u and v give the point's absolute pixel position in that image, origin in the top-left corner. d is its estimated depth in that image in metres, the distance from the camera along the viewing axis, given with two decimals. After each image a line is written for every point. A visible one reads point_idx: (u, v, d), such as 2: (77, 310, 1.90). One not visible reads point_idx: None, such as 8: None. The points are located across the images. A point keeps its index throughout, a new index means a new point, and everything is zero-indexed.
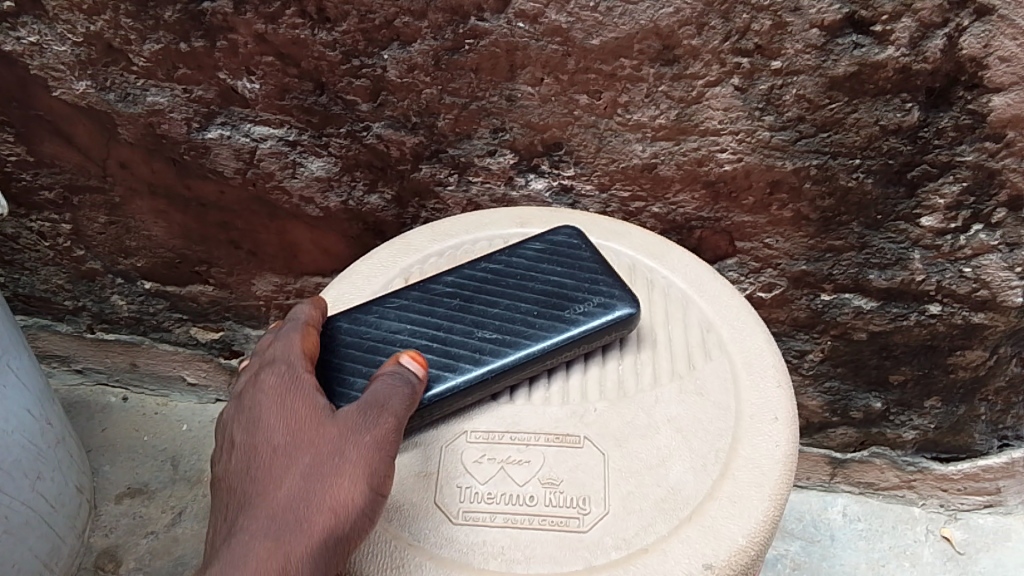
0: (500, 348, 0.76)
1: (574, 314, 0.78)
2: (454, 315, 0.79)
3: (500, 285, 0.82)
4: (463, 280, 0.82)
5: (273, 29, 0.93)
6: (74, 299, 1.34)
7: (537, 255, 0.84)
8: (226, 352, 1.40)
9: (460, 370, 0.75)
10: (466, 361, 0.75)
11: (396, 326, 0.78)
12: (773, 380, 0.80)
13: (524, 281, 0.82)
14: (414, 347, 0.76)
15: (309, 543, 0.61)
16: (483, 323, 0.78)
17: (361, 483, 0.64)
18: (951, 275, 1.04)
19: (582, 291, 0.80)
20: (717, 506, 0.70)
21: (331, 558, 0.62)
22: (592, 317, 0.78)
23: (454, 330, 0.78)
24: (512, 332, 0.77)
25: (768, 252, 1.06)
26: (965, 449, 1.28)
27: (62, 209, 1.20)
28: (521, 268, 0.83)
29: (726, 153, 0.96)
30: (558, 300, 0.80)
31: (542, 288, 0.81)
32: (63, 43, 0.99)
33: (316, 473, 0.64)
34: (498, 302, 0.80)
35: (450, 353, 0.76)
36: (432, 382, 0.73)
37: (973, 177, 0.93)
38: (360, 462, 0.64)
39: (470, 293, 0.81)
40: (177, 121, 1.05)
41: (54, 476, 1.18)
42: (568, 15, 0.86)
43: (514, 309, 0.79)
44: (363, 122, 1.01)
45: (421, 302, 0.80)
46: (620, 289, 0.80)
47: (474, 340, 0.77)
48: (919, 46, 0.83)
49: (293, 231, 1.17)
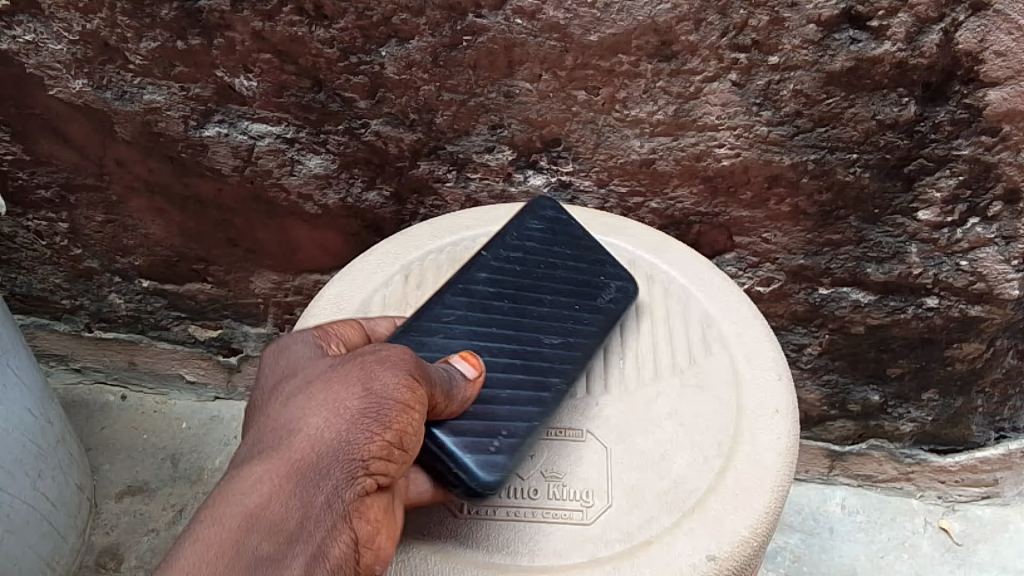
0: (570, 351, 0.77)
1: (606, 302, 0.82)
2: (508, 320, 0.77)
3: (533, 277, 0.81)
4: (498, 277, 0.80)
5: (270, 27, 0.93)
6: (72, 298, 1.34)
7: (541, 237, 0.85)
8: (224, 349, 1.40)
9: (553, 387, 0.74)
10: (553, 374, 0.74)
11: (467, 345, 0.73)
12: (774, 374, 0.80)
13: (550, 269, 0.82)
14: (499, 365, 0.73)
15: (297, 458, 0.53)
16: (544, 327, 0.77)
17: (357, 393, 0.57)
18: (948, 269, 1.04)
19: (601, 277, 0.84)
20: (719, 499, 0.71)
21: (328, 472, 0.54)
22: (621, 305, 0.83)
23: (522, 338, 0.76)
24: (572, 332, 0.78)
25: (766, 247, 1.07)
26: (962, 441, 1.29)
27: (59, 207, 1.20)
28: (538, 253, 0.83)
29: (724, 148, 0.96)
30: (585, 289, 0.82)
31: (567, 277, 0.82)
32: (59, 41, 0.99)
33: (310, 402, 0.57)
34: (541, 300, 0.80)
35: (535, 368, 0.74)
36: (537, 405, 0.72)
37: (970, 171, 0.94)
38: (354, 371, 0.59)
39: (513, 293, 0.79)
40: (175, 119, 1.04)
41: (54, 475, 1.18)
42: (565, 12, 0.86)
43: (558, 305, 0.80)
44: (361, 119, 1.01)
45: (472, 310, 0.76)
46: (622, 269, 0.85)
47: (546, 349, 0.76)
48: (915, 41, 0.84)
49: (292, 229, 1.17)
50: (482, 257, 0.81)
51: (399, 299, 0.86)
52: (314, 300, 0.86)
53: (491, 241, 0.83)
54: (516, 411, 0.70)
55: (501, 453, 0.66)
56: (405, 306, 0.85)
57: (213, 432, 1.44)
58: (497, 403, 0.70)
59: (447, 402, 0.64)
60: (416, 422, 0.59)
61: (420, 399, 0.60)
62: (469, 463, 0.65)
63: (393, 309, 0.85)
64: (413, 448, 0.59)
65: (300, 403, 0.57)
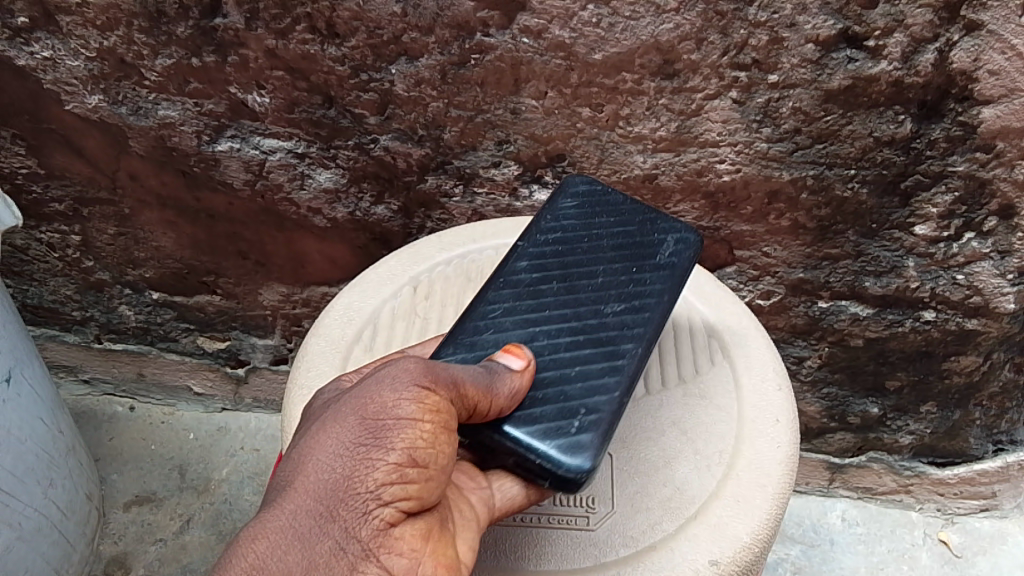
0: (638, 313, 0.72)
1: (666, 258, 0.77)
2: (563, 300, 0.73)
3: (579, 253, 0.77)
4: (541, 260, 0.76)
5: (283, 45, 0.95)
6: (82, 310, 1.36)
7: (580, 214, 0.81)
8: (232, 361, 1.41)
9: (628, 353, 0.69)
10: (624, 341, 0.70)
11: (525, 334, 0.70)
12: (774, 384, 0.82)
13: (596, 241, 0.78)
14: (563, 345, 0.69)
15: (300, 499, 0.54)
16: (602, 297, 0.73)
17: (349, 425, 0.56)
18: (944, 283, 1.06)
19: (653, 235, 0.79)
20: (721, 505, 0.72)
21: (335, 513, 0.54)
22: (684, 256, 0.77)
23: (582, 313, 0.72)
24: (634, 295, 0.73)
25: (766, 260, 1.09)
26: (960, 453, 1.30)
27: (72, 220, 1.22)
28: (579, 229, 0.79)
29: (725, 164, 0.98)
30: (640, 251, 0.77)
31: (616, 244, 0.78)
32: (77, 58, 1.01)
33: (313, 435, 0.57)
34: (594, 272, 0.75)
35: (602, 339, 0.70)
36: (612, 375, 0.67)
37: (965, 187, 0.96)
38: (344, 403, 0.57)
39: (560, 271, 0.75)
40: (188, 134, 1.07)
41: (64, 484, 1.19)
42: (571, 31, 0.89)
43: (614, 273, 0.75)
44: (370, 135, 1.03)
45: (522, 299, 0.73)
46: (676, 221, 0.80)
47: (610, 317, 0.72)
48: (911, 60, 0.86)
49: (302, 242, 1.19)
50: (520, 247, 0.78)
51: (408, 310, 0.88)
52: (325, 311, 0.88)
53: (524, 231, 0.80)
54: (591, 386, 0.66)
55: (584, 433, 0.63)
56: (414, 317, 0.87)
57: (220, 443, 1.45)
58: (570, 385, 0.66)
59: (492, 397, 0.61)
60: (437, 434, 0.56)
61: (437, 405, 0.57)
62: (553, 452, 0.61)
63: (402, 319, 0.87)
64: (447, 458, 0.57)
65: (297, 448, 0.57)
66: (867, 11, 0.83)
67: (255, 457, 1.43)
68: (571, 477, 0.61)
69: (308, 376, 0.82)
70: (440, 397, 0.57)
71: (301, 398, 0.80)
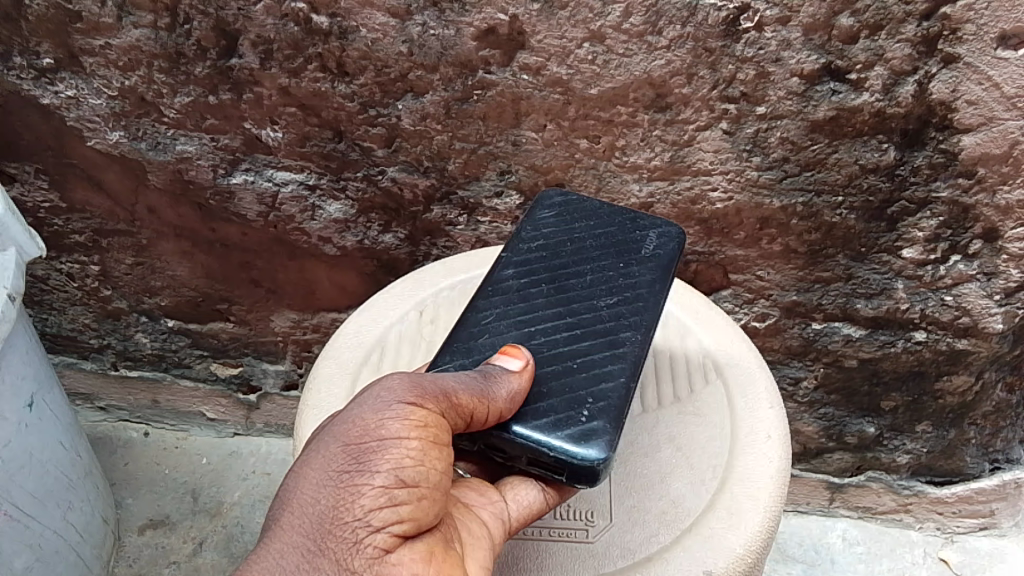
0: (631, 304, 0.76)
1: (652, 251, 0.81)
2: (554, 301, 0.77)
3: (565, 256, 0.81)
4: (527, 265, 0.80)
5: (295, 83, 1.01)
6: (99, 338, 1.40)
7: (559, 219, 0.85)
8: (244, 386, 1.45)
9: (627, 341, 0.73)
10: (622, 330, 0.74)
11: (523, 335, 0.74)
12: (766, 402, 0.85)
13: (580, 244, 0.82)
14: (561, 340, 0.73)
15: (290, 534, 0.58)
16: (594, 293, 0.77)
17: (331, 457, 0.59)
18: (934, 304, 1.09)
19: (635, 232, 0.83)
20: (715, 517, 0.76)
21: (322, 547, 0.57)
22: (669, 248, 0.82)
23: (577, 310, 0.76)
24: (626, 288, 0.78)
25: (761, 284, 1.13)
26: (957, 472, 1.32)
27: (92, 251, 1.27)
28: (561, 234, 0.83)
29: (718, 192, 1.03)
30: (625, 248, 0.81)
31: (601, 244, 0.82)
32: (99, 97, 1.07)
33: (301, 468, 0.60)
34: (582, 271, 0.79)
35: (600, 331, 0.74)
36: (614, 364, 0.71)
37: (949, 212, 1.00)
38: (326, 436, 0.61)
39: (548, 273, 0.79)
40: (204, 168, 1.12)
41: (81, 507, 1.23)
42: (568, 68, 0.94)
43: (602, 270, 0.79)
44: (378, 167, 1.08)
45: (514, 303, 0.77)
46: (656, 219, 0.85)
47: (604, 310, 0.76)
48: (892, 92, 0.91)
49: (312, 270, 1.24)
50: (505, 257, 0.81)
51: (414, 333, 0.92)
52: (335, 335, 0.92)
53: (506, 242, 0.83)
54: (595, 375, 0.70)
55: (595, 420, 0.67)
56: (420, 340, 0.91)
57: (232, 467, 1.49)
58: (574, 379, 0.70)
59: (489, 400, 0.64)
60: (425, 450, 0.59)
61: (424, 419, 0.60)
62: (567, 444, 0.65)
63: (409, 342, 0.91)
64: (440, 473, 0.60)
65: (286, 484, 0.61)
66: (849, 46, 0.88)
67: (266, 481, 1.46)
68: (587, 465, 0.64)
69: (319, 396, 0.86)
70: (427, 410, 0.60)
71: (313, 417, 0.84)
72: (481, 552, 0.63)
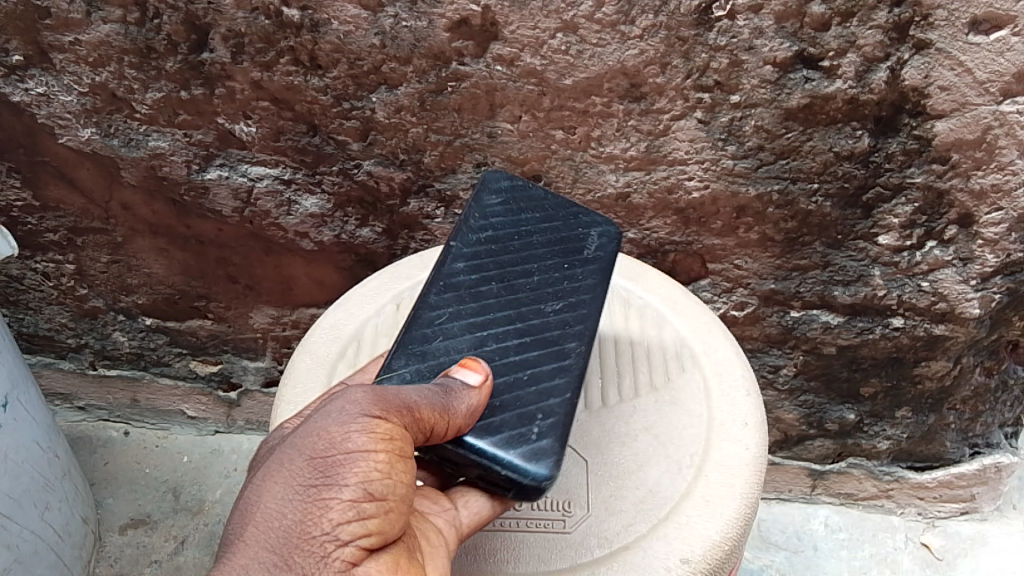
0: (576, 310, 0.77)
1: (593, 251, 0.82)
2: (504, 302, 0.76)
3: (513, 253, 0.80)
4: (477, 261, 0.79)
5: (268, 77, 1.00)
6: (77, 337, 1.39)
7: (508, 209, 0.84)
8: (224, 384, 1.44)
9: (571, 351, 0.73)
10: (567, 340, 0.74)
11: (474, 340, 0.73)
12: (743, 390, 0.85)
13: (527, 239, 0.82)
14: (511, 348, 0.73)
15: (255, 549, 0.57)
16: (540, 296, 0.77)
17: (295, 471, 0.59)
18: (910, 290, 1.10)
19: (579, 229, 0.83)
20: (691, 505, 0.76)
21: (288, 561, 0.57)
22: (609, 248, 0.82)
23: (525, 315, 0.76)
24: (571, 292, 0.78)
25: (738, 272, 1.13)
26: (937, 457, 1.33)
27: (66, 249, 1.25)
28: (510, 226, 0.83)
29: (694, 181, 1.03)
30: (569, 247, 0.82)
31: (548, 242, 0.82)
32: (70, 93, 1.05)
33: (263, 480, 0.60)
34: (530, 271, 0.79)
35: (547, 340, 0.74)
36: (560, 376, 0.71)
37: (924, 198, 1.00)
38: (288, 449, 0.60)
39: (497, 271, 0.79)
40: (178, 164, 1.11)
41: (60, 508, 1.22)
42: (541, 58, 0.94)
43: (548, 270, 0.79)
44: (354, 160, 1.07)
45: (465, 302, 0.76)
46: (599, 215, 0.85)
47: (551, 316, 0.76)
48: (865, 78, 0.91)
49: (289, 265, 1.23)
50: (454, 248, 0.80)
51: (391, 325, 0.91)
52: (311, 329, 0.92)
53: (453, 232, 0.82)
54: (543, 389, 0.70)
55: (544, 438, 0.67)
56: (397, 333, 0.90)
57: (214, 465, 1.48)
58: (523, 390, 0.70)
59: (449, 414, 0.64)
60: (392, 464, 0.59)
61: (389, 432, 0.60)
62: (517, 462, 0.65)
63: (385, 336, 0.90)
64: (406, 485, 0.60)
65: (247, 497, 0.60)
66: (821, 34, 0.88)
67: None
68: (533, 484, 0.65)
69: (295, 391, 0.85)
70: (392, 425, 0.60)
71: (288, 413, 0.83)
72: (438, 559, 0.64)
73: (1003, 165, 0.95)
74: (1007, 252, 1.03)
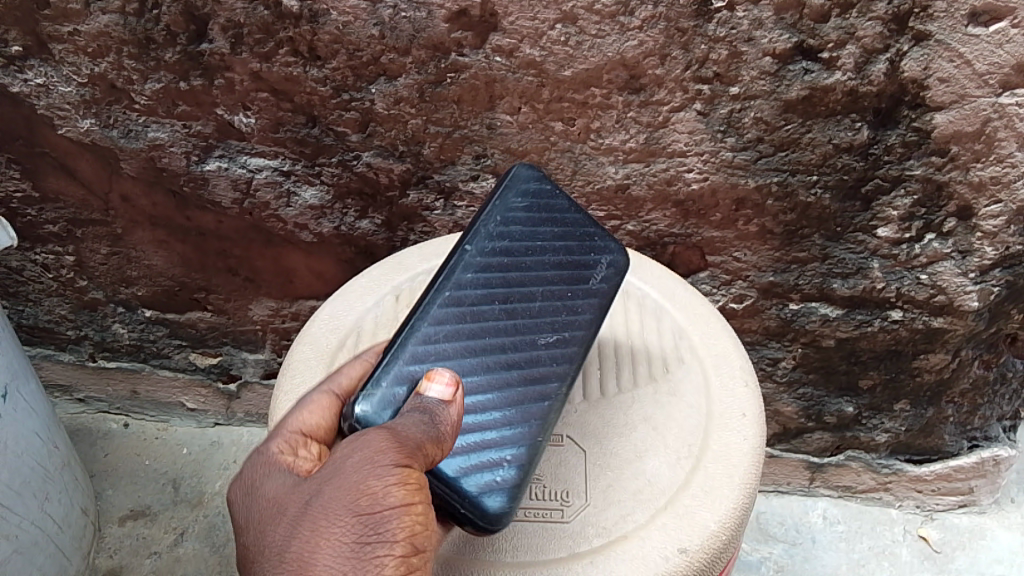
0: (568, 348, 0.77)
1: (599, 282, 0.82)
2: (502, 325, 0.75)
3: (522, 268, 0.78)
4: (485, 275, 0.76)
5: (267, 68, 1.00)
6: (77, 329, 1.39)
7: (529, 217, 0.81)
8: (224, 376, 1.44)
9: (554, 393, 0.74)
10: (553, 379, 0.75)
11: (464, 366, 0.72)
12: (741, 381, 0.85)
13: (540, 255, 0.80)
14: (494, 382, 0.73)
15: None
16: (538, 325, 0.77)
17: (342, 529, 0.58)
18: (909, 283, 1.10)
19: (591, 254, 0.83)
20: (689, 494, 0.76)
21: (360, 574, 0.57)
22: (612, 281, 0.83)
23: (518, 343, 0.75)
24: (564, 325, 0.78)
25: (738, 265, 1.13)
26: (935, 450, 1.33)
27: (66, 241, 1.25)
28: (525, 236, 0.80)
29: (693, 173, 1.03)
30: (577, 272, 0.81)
31: (557, 260, 0.80)
32: (68, 84, 1.05)
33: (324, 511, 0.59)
34: (533, 295, 0.78)
35: (530, 377, 0.74)
36: (535, 418, 0.72)
37: (923, 190, 1.00)
38: (335, 491, 0.59)
39: (502, 293, 0.76)
40: (177, 155, 1.11)
41: (60, 498, 1.22)
42: (541, 49, 0.94)
43: (551, 297, 0.78)
44: (353, 152, 1.07)
45: (465, 322, 0.74)
46: (612, 241, 0.85)
47: (540, 350, 0.75)
48: (864, 70, 0.91)
49: (289, 258, 1.23)
50: (467, 253, 0.76)
51: (391, 318, 0.91)
52: (309, 321, 0.92)
53: (467, 239, 0.78)
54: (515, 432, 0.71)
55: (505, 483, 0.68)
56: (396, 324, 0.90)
57: (213, 457, 1.48)
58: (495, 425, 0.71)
59: (444, 442, 0.65)
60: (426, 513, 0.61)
61: (419, 482, 0.61)
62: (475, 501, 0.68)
63: (385, 327, 0.90)
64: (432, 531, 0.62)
65: (291, 551, 0.58)
66: (820, 25, 0.88)
67: None
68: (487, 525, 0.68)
69: (294, 381, 0.85)
70: (414, 470, 0.61)
71: (287, 403, 0.83)
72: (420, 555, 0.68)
73: (1002, 157, 0.95)
74: (1006, 245, 1.03)
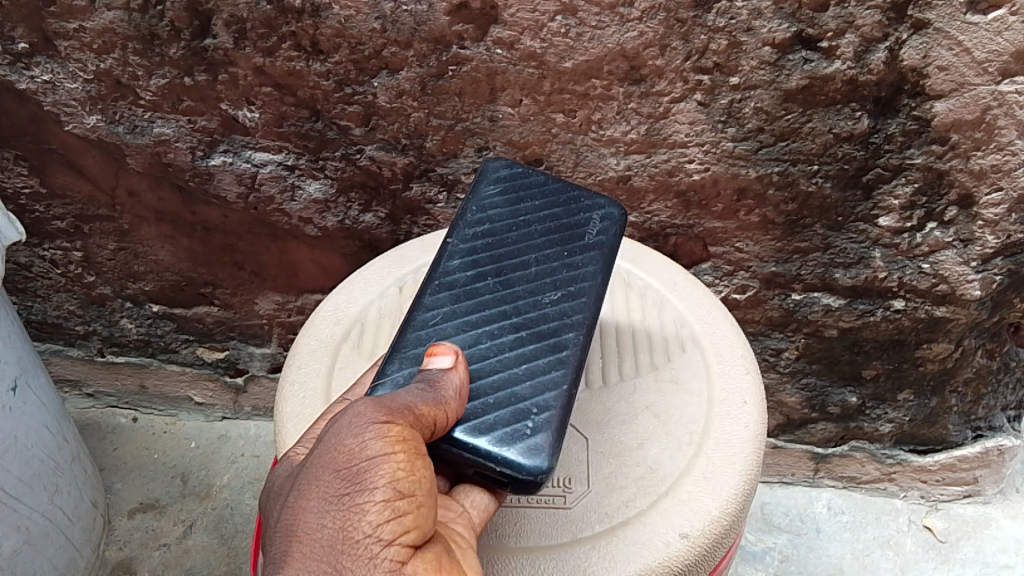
0: (574, 300, 0.76)
1: (596, 235, 0.81)
2: (499, 295, 0.76)
3: (508, 244, 0.80)
4: (472, 257, 0.79)
5: (271, 62, 1.01)
6: (85, 324, 1.40)
7: (506, 200, 0.83)
8: (231, 370, 1.46)
9: (570, 342, 0.73)
10: (565, 330, 0.74)
11: (468, 338, 0.73)
12: (742, 369, 0.86)
13: (525, 229, 0.81)
14: (507, 345, 0.73)
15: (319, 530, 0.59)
16: (538, 288, 0.77)
17: (323, 487, 0.60)
18: (911, 272, 1.10)
19: (580, 214, 0.82)
20: (691, 481, 0.77)
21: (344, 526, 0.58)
22: (611, 232, 0.81)
23: (521, 308, 0.75)
24: (568, 282, 0.77)
25: (740, 256, 1.13)
26: (940, 440, 1.33)
27: (74, 236, 1.27)
28: (506, 217, 0.82)
29: (694, 164, 1.03)
30: (570, 233, 0.81)
31: (546, 230, 0.81)
32: (75, 80, 1.06)
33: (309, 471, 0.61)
34: (527, 263, 0.78)
35: (545, 333, 0.74)
36: (556, 368, 0.71)
37: (924, 178, 1.00)
38: (318, 453, 0.61)
39: (491, 268, 0.78)
40: (183, 150, 1.12)
41: (70, 491, 1.23)
42: (541, 41, 0.94)
43: (546, 261, 0.78)
44: (356, 145, 1.08)
45: (460, 301, 0.76)
46: (601, 198, 0.84)
47: (546, 308, 0.75)
48: (863, 59, 0.91)
49: (294, 251, 1.24)
50: (450, 245, 0.80)
51: (395, 309, 0.92)
52: (314, 313, 0.92)
53: (448, 235, 0.81)
54: (538, 384, 0.70)
55: (538, 433, 0.67)
56: (400, 315, 0.91)
57: (221, 450, 1.49)
58: (518, 384, 0.70)
59: (447, 405, 0.65)
60: (412, 460, 0.60)
61: (402, 433, 0.60)
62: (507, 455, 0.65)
63: (389, 318, 0.91)
64: (430, 481, 0.60)
65: (283, 521, 0.60)
66: (819, 14, 0.89)
67: (256, 463, 1.47)
68: (530, 477, 0.65)
69: (298, 371, 0.86)
70: (399, 426, 0.61)
71: (292, 393, 0.84)
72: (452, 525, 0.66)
73: (1003, 145, 0.95)
74: (1008, 233, 1.04)
